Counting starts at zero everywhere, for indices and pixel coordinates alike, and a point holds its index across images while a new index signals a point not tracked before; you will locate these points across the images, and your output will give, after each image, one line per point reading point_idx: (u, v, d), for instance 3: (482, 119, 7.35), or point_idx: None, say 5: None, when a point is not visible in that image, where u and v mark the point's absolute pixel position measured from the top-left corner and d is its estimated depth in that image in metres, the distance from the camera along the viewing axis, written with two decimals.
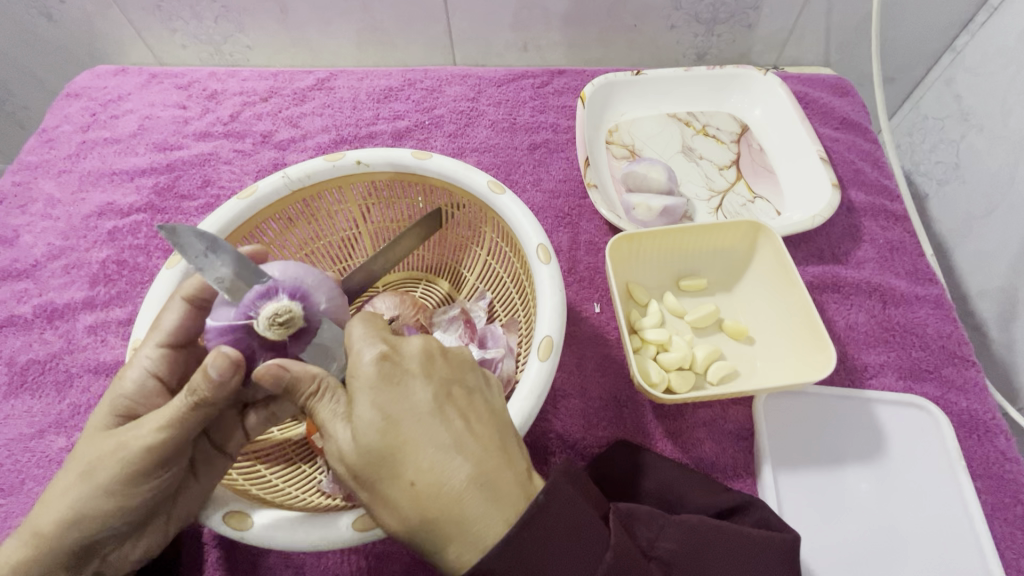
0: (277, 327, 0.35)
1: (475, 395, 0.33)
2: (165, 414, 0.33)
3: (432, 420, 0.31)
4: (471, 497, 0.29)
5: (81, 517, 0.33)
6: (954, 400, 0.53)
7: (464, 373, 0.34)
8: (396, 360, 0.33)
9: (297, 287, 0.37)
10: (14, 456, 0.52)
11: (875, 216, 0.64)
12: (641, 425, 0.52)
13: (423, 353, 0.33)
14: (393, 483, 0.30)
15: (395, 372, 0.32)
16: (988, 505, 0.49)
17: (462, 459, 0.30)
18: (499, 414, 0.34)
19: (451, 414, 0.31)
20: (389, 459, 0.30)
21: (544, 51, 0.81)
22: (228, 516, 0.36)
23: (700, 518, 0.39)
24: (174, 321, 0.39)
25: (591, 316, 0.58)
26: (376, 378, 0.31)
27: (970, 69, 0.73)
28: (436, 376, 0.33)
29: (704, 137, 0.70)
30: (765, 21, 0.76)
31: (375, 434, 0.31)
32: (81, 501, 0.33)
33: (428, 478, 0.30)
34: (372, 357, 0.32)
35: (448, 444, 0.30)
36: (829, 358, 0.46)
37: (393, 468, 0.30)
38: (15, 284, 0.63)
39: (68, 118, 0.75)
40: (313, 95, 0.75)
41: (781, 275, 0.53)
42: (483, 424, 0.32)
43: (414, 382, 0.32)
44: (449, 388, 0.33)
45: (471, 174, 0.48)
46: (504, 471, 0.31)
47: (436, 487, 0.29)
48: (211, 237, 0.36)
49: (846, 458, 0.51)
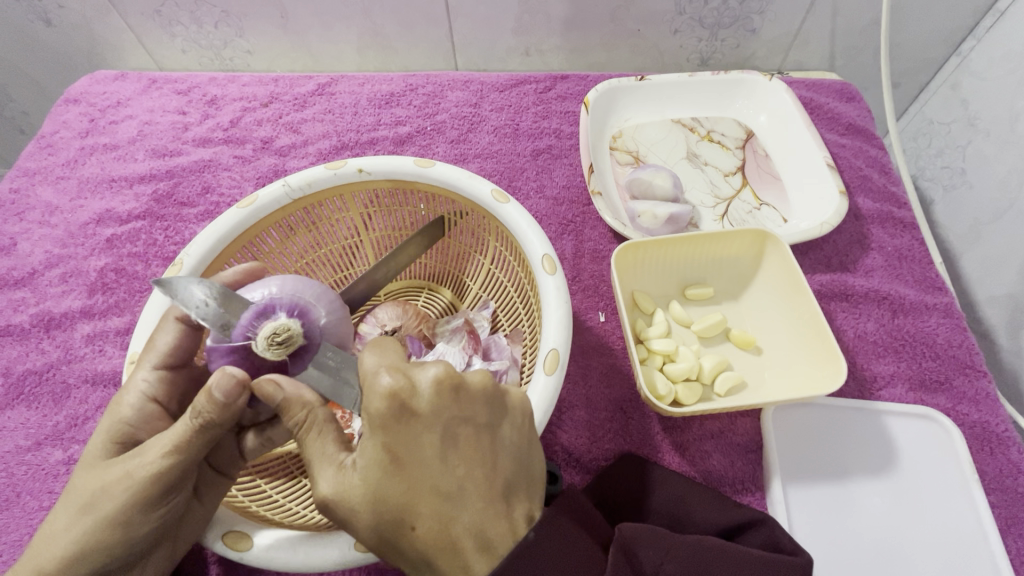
0: (276, 346, 0.36)
1: (489, 433, 0.32)
2: (169, 440, 0.32)
3: (438, 465, 0.30)
4: (469, 549, 0.29)
5: (88, 550, 0.32)
6: (966, 412, 0.53)
7: (478, 407, 0.32)
8: (406, 397, 0.31)
9: (294, 305, 0.38)
10: (9, 469, 0.51)
11: (883, 223, 0.64)
12: (648, 437, 0.51)
13: (434, 386, 0.31)
14: (394, 527, 0.30)
15: (403, 412, 0.30)
16: (1002, 520, 0.48)
17: (462, 509, 0.30)
18: (510, 452, 0.32)
19: (458, 458, 0.31)
20: (390, 502, 0.30)
21: (547, 55, 0.80)
22: (231, 540, 0.36)
23: (707, 539, 0.38)
24: (168, 342, 0.38)
25: (595, 326, 0.57)
26: (383, 418, 0.30)
27: (977, 74, 0.72)
28: (447, 414, 0.31)
29: (709, 143, 0.69)
30: (769, 26, 0.75)
31: (379, 475, 0.30)
32: (88, 534, 0.32)
33: (429, 524, 0.29)
34: (382, 393, 0.30)
35: (451, 492, 0.30)
36: (840, 369, 0.45)
37: (395, 511, 0.30)
38: (13, 293, 0.62)
39: (66, 124, 0.75)
40: (314, 100, 0.74)
41: (790, 284, 0.52)
42: (491, 468, 0.31)
43: (422, 420, 0.31)
44: (459, 426, 0.31)
45: (474, 183, 0.47)
46: (505, 519, 0.30)
47: (435, 535, 0.29)
48: (209, 284, 0.36)
49: (858, 472, 0.50)
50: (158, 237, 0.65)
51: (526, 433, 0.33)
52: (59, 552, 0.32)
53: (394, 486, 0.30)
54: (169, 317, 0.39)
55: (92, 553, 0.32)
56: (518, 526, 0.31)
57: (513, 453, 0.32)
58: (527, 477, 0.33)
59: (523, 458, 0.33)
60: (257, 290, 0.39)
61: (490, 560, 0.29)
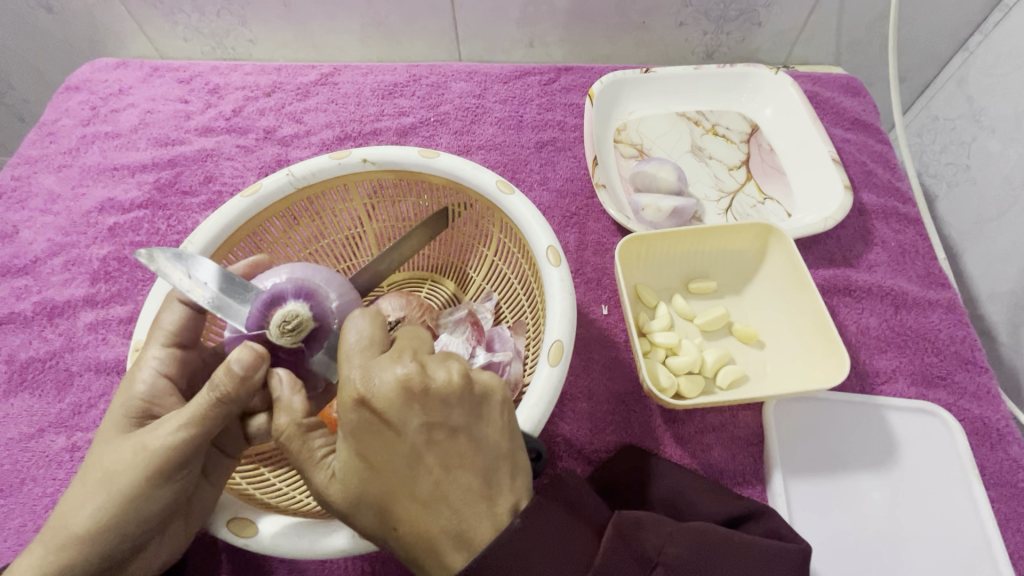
0: (288, 334, 0.35)
1: (463, 434, 0.31)
2: (184, 413, 0.32)
3: (411, 472, 0.30)
4: (444, 545, 0.30)
5: (106, 519, 0.33)
6: (967, 407, 0.53)
7: (447, 408, 0.30)
8: (370, 403, 0.30)
9: (300, 288, 0.37)
10: (13, 456, 0.51)
11: (887, 218, 0.63)
12: (649, 429, 0.51)
13: (395, 389, 0.30)
14: (382, 528, 0.31)
15: (372, 420, 0.30)
16: (1001, 515, 0.49)
17: (438, 510, 0.30)
18: (488, 450, 0.31)
19: (429, 459, 0.30)
20: (372, 505, 0.31)
21: (551, 47, 0.80)
22: (234, 523, 0.36)
23: (713, 527, 0.38)
24: (174, 322, 0.38)
25: (599, 319, 0.57)
26: (354, 424, 0.31)
27: (982, 70, 0.72)
28: (413, 419, 0.30)
29: (713, 137, 0.69)
30: (775, 19, 0.75)
31: (360, 481, 0.31)
32: (105, 503, 0.33)
33: (410, 521, 0.30)
34: (346, 399, 0.31)
35: (426, 493, 0.30)
36: (843, 363, 0.45)
37: (379, 514, 0.31)
38: (15, 280, 0.62)
39: (68, 112, 0.74)
40: (317, 90, 0.74)
41: (793, 278, 0.52)
42: (467, 467, 0.30)
43: (391, 428, 0.30)
44: (430, 430, 0.30)
45: (480, 175, 0.47)
46: (483, 513, 0.30)
47: (417, 533, 0.30)
48: (193, 258, 0.38)
49: (857, 466, 0.50)
50: (160, 226, 0.64)
51: (504, 422, 0.32)
52: (81, 520, 0.33)
53: (378, 487, 0.31)
54: (175, 296, 0.39)
55: (111, 522, 0.33)
56: (501, 517, 0.30)
57: (494, 449, 0.31)
58: (514, 469, 0.32)
59: (502, 449, 0.32)
60: (270, 277, 0.39)
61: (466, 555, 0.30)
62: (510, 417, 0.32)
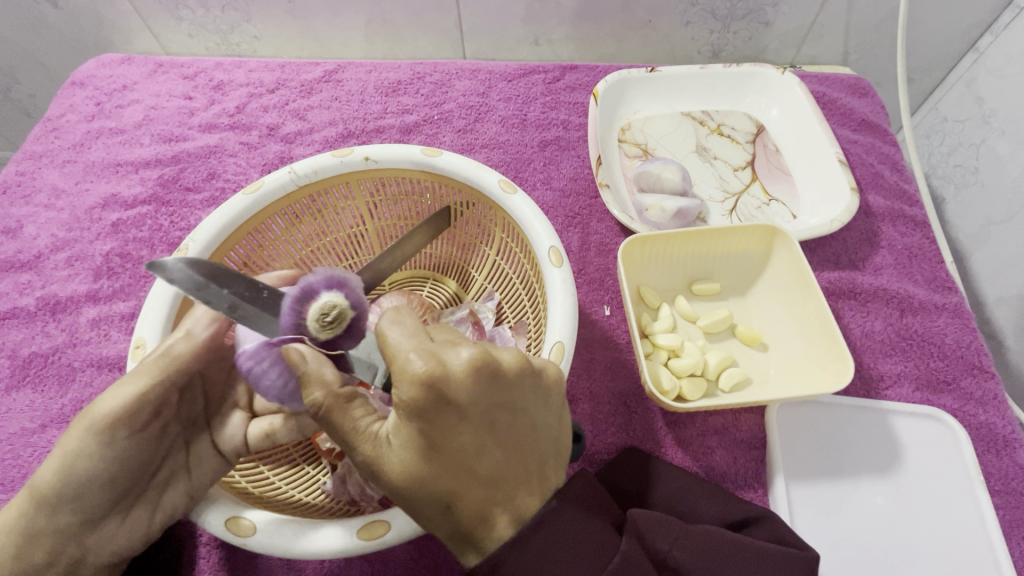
0: (328, 326, 0.34)
1: (524, 413, 0.30)
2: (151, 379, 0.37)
3: (475, 450, 0.29)
4: (499, 521, 0.30)
5: (77, 488, 0.36)
6: (973, 413, 0.52)
7: (515, 388, 0.30)
8: (441, 385, 0.28)
9: (331, 277, 0.35)
10: (14, 451, 0.51)
11: (893, 222, 0.63)
12: (651, 432, 0.51)
13: (471, 372, 0.28)
14: (429, 505, 0.30)
15: (440, 401, 0.28)
16: (1006, 522, 0.48)
17: (497, 488, 0.30)
18: (542, 427, 0.31)
19: (491, 441, 0.29)
20: (425, 484, 0.29)
21: (556, 45, 0.79)
22: (230, 521, 0.35)
23: (719, 532, 0.38)
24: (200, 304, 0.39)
25: (601, 320, 0.57)
26: (418, 408, 0.28)
27: (992, 71, 0.71)
28: (482, 401, 0.28)
29: (719, 137, 0.68)
30: (783, 18, 0.74)
31: (417, 458, 0.29)
32: (82, 473, 0.36)
33: (461, 501, 0.29)
34: (413, 381, 0.28)
35: (485, 475, 0.29)
36: (847, 367, 0.45)
37: (432, 492, 0.29)
38: (19, 276, 0.62)
39: (72, 108, 0.74)
40: (320, 87, 0.74)
41: (798, 280, 0.52)
42: (522, 447, 0.30)
43: (460, 408, 0.28)
44: (496, 413, 0.29)
45: (482, 174, 0.47)
46: (529, 490, 0.31)
47: (470, 512, 0.30)
48: (204, 265, 0.34)
49: (859, 471, 0.50)
50: (163, 223, 0.64)
51: (557, 406, 0.32)
52: (57, 484, 0.36)
53: (431, 471, 0.29)
54: None
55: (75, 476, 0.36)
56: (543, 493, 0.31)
57: (547, 429, 0.32)
58: (559, 447, 0.33)
59: (550, 428, 0.32)
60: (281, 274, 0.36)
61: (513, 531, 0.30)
62: (560, 401, 0.33)
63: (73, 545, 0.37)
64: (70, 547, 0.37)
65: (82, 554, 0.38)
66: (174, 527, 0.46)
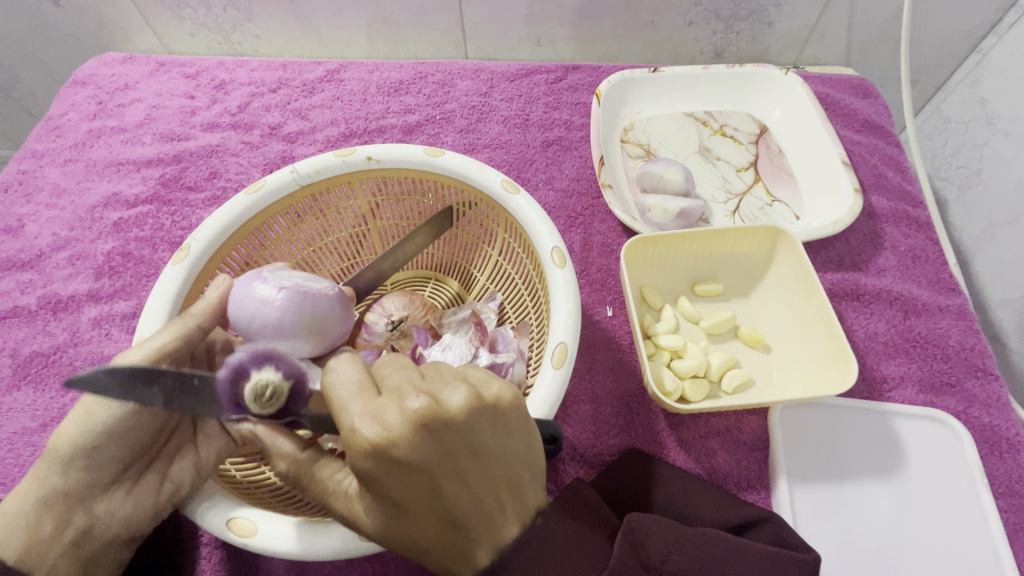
0: (266, 403, 0.33)
1: (482, 454, 0.29)
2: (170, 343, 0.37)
3: (437, 501, 0.29)
4: (477, 556, 0.29)
5: (88, 451, 0.37)
6: (976, 415, 0.52)
7: (464, 431, 0.28)
8: (386, 449, 0.27)
9: (257, 353, 0.34)
10: (15, 450, 0.51)
11: (897, 223, 0.63)
12: (654, 433, 0.51)
13: (410, 429, 0.27)
14: (412, 551, 0.30)
15: (389, 464, 0.28)
16: (1010, 525, 0.48)
17: (468, 528, 0.29)
18: (507, 459, 0.30)
19: (454, 486, 0.28)
20: (400, 534, 0.30)
21: (558, 45, 0.79)
22: (232, 522, 0.35)
23: (722, 538, 0.37)
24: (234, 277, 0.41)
25: (603, 320, 0.57)
26: (371, 473, 0.28)
27: (996, 72, 0.71)
28: (433, 455, 0.28)
29: (722, 138, 0.68)
30: (786, 19, 0.74)
31: (386, 516, 0.29)
32: (92, 436, 0.37)
33: (439, 543, 0.30)
34: (360, 450, 0.28)
35: (458, 521, 0.29)
36: (851, 369, 0.45)
37: (408, 539, 0.30)
38: (20, 275, 0.62)
39: (74, 106, 0.74)
40: (322, 86, 0.74)
41: (802, 282, 0.51)
42: (492, 486, 0.29)
43: (410, 466, 0.28)
44: (454, 458, 0.28)
45: (485, 174, 0.47)
46: (511, 527, 0.30)
47: (453, 555, 0.30)
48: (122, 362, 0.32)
49: (863, 474, 0.50)
50: (165, 222, 0.64)
51: (524, 433, 0.31)
52: (68, 448, 0.36)
53: (404, 524, 0.29)
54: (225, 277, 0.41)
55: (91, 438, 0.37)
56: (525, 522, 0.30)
57: (513, 457, 0.30)
58: (533, 467, 0.31)
59: (519, 455, 0.30)
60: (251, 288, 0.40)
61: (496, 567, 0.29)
62: (527, 426, 0.31)
63: (82, 514, 0.38)
64: (78, 516, 0.38)
65: (88, 527, 0.38)
66: (176, 527, 0.46)
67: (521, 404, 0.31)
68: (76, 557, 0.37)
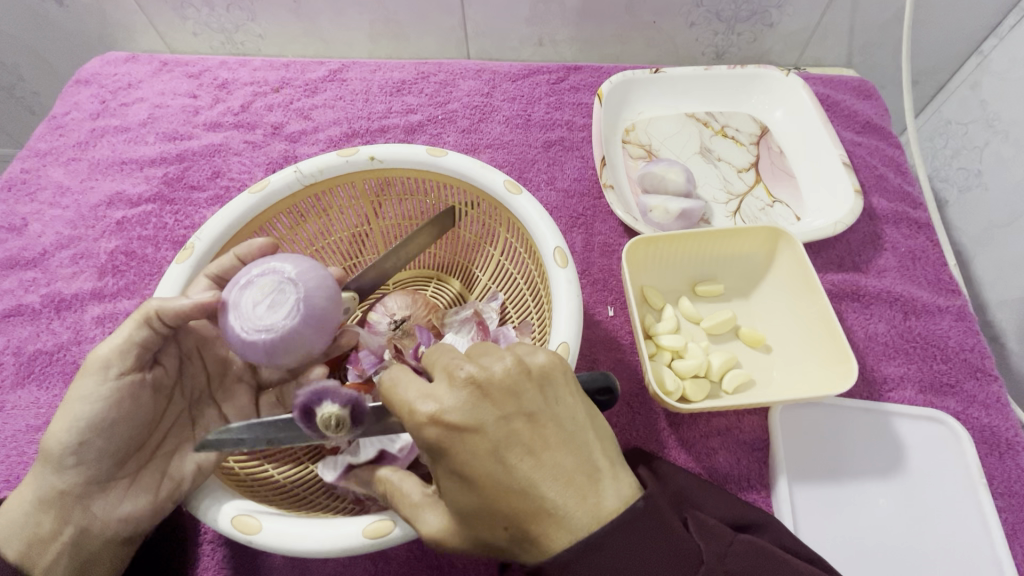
0: (334, 423, 0.37)
1: (539, 420, 0.30)
2: (136, 332, 0.38)
3: (502, 471, 0.29)
4: (555, 534, 0.29)
5: (77, 448, 0.37)
6: (976, 416, 0.52)
7: (515, 396, 0.30)
8: (446, 419, 0.29)
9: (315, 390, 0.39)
10: (19, 448, 0.51)
11: (896, 224, 0.63)
12: (654, 433, 0.51)
13: (467, 395, 0.29)
14: (491, 534, 0.30)
15: (450, 434, 0.29)
16: (1009, 525, 0.48)
17: (540, 502, 0.29)
18: (566, 428, 0.30)
19: (516, 453, 0.29)
20: (475, 512, 0.30)
21: (559, 46, 0.80)
22: (235, 521, 0.35)
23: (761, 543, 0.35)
24: (220, 266, 0.43)
25: (604, 320, 0.57)
26: (436, 445, 0.29)
27: (996, 74, 0.71)
28: (488, 419, 0.29)
29: (723, 138, 0.68)
30: (787, 20, 0.74)
31: (459, 495, 0.30)
32: (78, 433, 0.37)
33: (516, 522, 0.29)
34: (422, 421, 0.29)
35: (529, 493, 0.29)
36: (851, 369, 0.45)
37: (484, 518, 0.30)
38: (23, 273, 0.62)
39: (77, 105, 0.74)
40: (325, 86, 0.74)
41: (802, 282, 0.52)
42: (556, 452, 0.29)
43: (470, 433, 0.29)
44: (511, 423, 0.29)
45: (487, 174, 0.47)
46: (585, 496, 0.29)
47: (529, 532, 0.29)
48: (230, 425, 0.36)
49: (863, 473, 0.50)
50: (168, 221, 0.65)
51: (574, 398, 0.32)
52: (58, 446, 0.37)
53: (475, 500, 0.29)
54: (201, 275, 0.43)
55: (81, 437, 0.37)
56: (600, 498, 0.29)
57: (571, 425, 0.31)
58: (597, 435, 0.31)
59: (577, 422, 0.31)
60: (242, 301, 0.40)
61: (575, 540, 0.29)
62: (575, 391, 0.32)
63: (79, 516, 0.38)
64: (76, 515, 0.38)
65: (85, 528, 0.38)
66: (179, 525, 0.47)
67: (567, 370, 0.32)
68: (76, 555, 0.37)
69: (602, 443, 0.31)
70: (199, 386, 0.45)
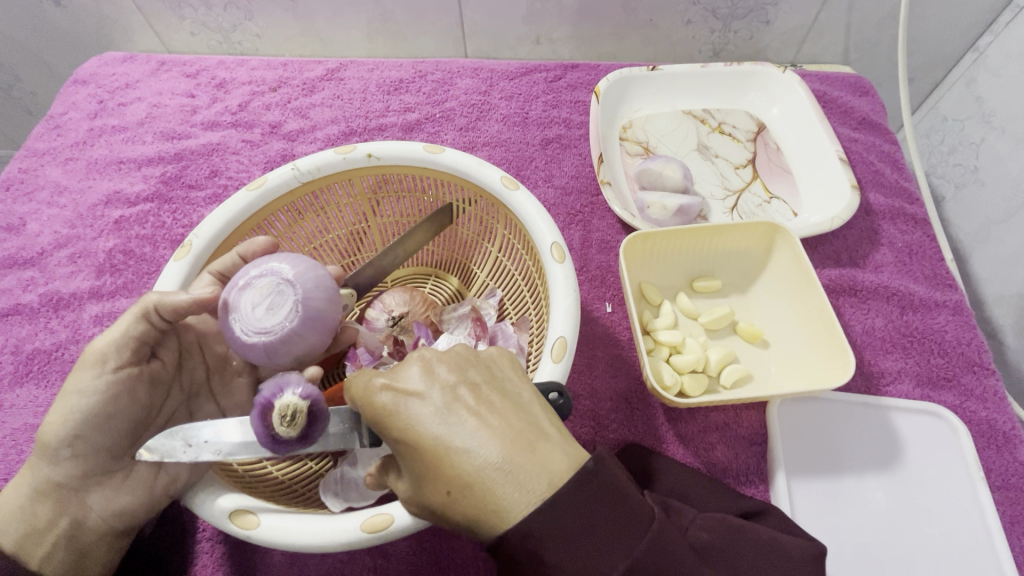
0: (291, 423, 0.34)
1: (486, 389, 0.31)
2: (135, 325, 0.38)
3: (444, 431, 0.29)
4: (500, 493, 0.27)
5: (73, 440, 0.37)
6: (973, 409, 0.52)
7: (464, 369, 0.31)
8: (397, 387, 0.31)
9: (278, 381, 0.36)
10: (18, 446, 0.51)
11: (893, 219, 0.63)
12: (652, 428, 0.51)
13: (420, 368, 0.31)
14: (443, 503, 0.29)
15: (397, 398, 0.30)
16: (1006, 518, 0.48)
17: (483, 459, 0.28)
18: (514, 397, 0.31)
19: (459, 413, 0.29)
20: (426, 478, 0.29)
21: (557, 44, 0.80)
22: (235, 515, 0.35)
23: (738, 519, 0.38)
24: (223, 265, 0.43)
25: (602, 317, 0.57)
26: (384, 411, 0.30)
27: (992, 70, 0.71)
28: (434, 387, 0.30)
29: (720, 135, 0.68)
30: (783, 17, 0.74)
31: (410, 461, 0.30)
32: (74, 425, 0.37)
33: (459, 484, 0.28)
34: (375, 390, 0.31)
35: (470, 452, 0.28)
36: (847, 363, 0.45)
37: (433, 483, 0.29)
38: (21, 273, 0.62)
39: (75, 105, 0.74)
40: (323, 85, 0.74)
41: (798, 277, 0.52)
42: (500, 414, 0.29)
43: (415, 398, 0.30)
44: (457, 389, 0.30)
45: (484, 170, 0.47)
46: (531, 453, 0.28)
47: (474, 494, 0.27)
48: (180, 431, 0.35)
49: (860, 467, 0.50)
50: (166, 220, 0.65)
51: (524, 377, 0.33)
52: (53, 438, 0.37)
53: (420, 463, 0.29)
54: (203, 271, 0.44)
55: (75, 430, 0.37)
56: (550, 456, 0.28)
57: (520, 396, 0.31)
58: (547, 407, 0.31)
59: (526, 394, 0.31)
60: (239, 300, 0.40)
61: (520, 495, 0.27)
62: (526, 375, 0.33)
63: (73, 508, 0.38)
64: (71, 507, 0.38)
65: (79, 520, 0.38)
66: (177, 522, 0.47)
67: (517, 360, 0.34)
68: (70, 548, 0.38)
69: (548, 413, 0.30)
70: (198, 380, 0.45)
